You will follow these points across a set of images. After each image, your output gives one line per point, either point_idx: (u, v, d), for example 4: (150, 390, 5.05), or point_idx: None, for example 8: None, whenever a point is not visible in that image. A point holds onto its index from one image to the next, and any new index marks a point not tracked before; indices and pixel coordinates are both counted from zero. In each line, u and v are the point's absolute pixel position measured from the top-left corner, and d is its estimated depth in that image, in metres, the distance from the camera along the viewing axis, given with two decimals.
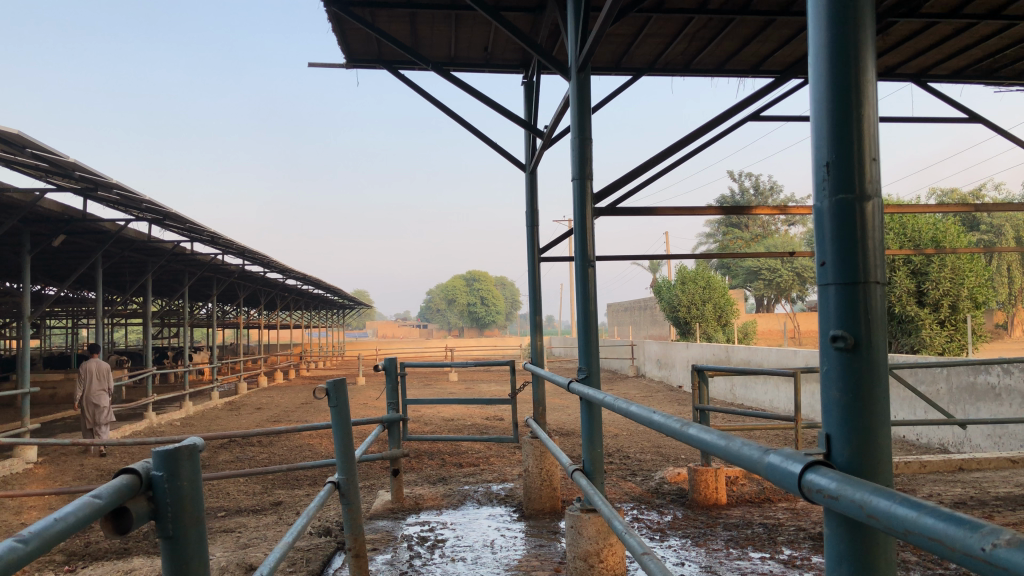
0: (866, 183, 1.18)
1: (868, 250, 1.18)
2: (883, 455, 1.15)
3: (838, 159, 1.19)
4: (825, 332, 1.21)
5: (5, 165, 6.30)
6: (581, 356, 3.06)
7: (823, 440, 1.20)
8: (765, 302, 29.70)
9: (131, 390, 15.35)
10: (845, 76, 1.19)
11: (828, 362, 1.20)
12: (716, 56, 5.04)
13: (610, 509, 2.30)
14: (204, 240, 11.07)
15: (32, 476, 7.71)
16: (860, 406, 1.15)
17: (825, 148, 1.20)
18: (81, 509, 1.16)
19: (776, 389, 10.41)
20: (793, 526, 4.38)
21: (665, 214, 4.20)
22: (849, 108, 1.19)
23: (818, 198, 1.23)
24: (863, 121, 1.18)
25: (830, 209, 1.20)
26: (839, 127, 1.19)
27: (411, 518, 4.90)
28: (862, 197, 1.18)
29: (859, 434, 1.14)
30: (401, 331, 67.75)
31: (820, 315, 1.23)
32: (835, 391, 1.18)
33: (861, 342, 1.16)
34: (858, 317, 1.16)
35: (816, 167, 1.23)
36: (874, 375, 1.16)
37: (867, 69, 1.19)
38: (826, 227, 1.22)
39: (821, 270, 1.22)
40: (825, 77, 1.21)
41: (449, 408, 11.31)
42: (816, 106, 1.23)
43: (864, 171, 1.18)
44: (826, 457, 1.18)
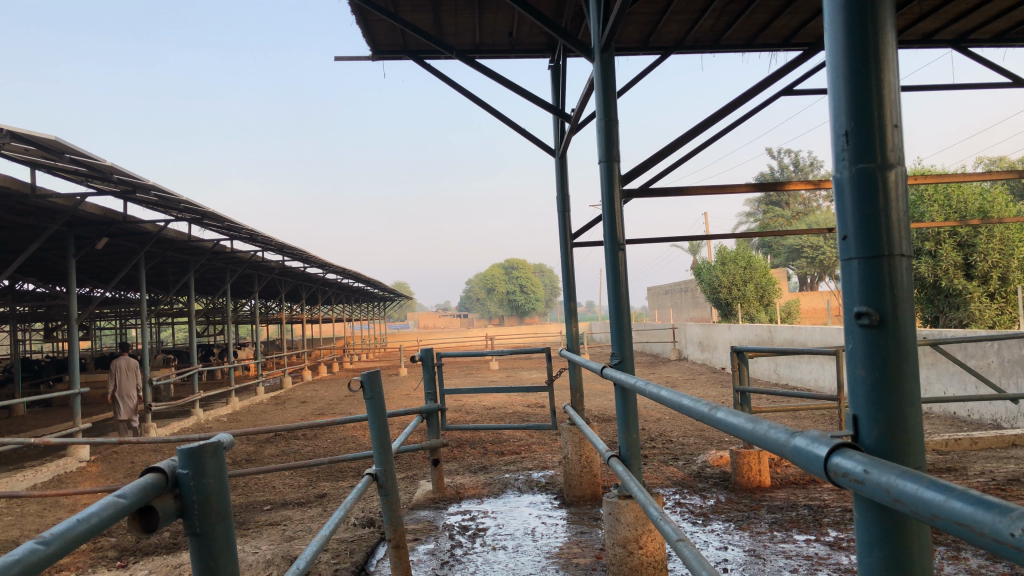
0: (887, 152, 1.13)
1: (892, 222, 1.13)
2: (913, 436, 1.10)
3: (857, 128, 1.14)
4: (850, 309, 1.16)
5: (46, 171, 6.44)
6: (613, 342, 3.02)
7: (850, 422, 1.15)
8: (808, 280, 29.25)
9: (179, 388, 15.65)
10: (862, 45, 1.13)
11: (853, 340, 1.16)
12: (746, 31, 4.94)
13: (646, 495, 2.26)
14: (244, 237, 11.23)
15: (85, 474, 7.91)
16: (888, 385, 1.11)
17: (843, 117, 1.15)
18: (103, 510, 1.16)
19: (822, 368, 10.24)
20: (838, 508, 4.30)
21: (698, 194, 4.12)
22: (868, 74, 1.13)
23: (838, 169, 1.18)
24: (881, 88, 1.12)
25: (850, 180, 1.15)
26: (858, 97, 1.14)
27: (453, 508, 4.91)
28: (884, 165, 1.13)
29: (887, 413, 1.09)
30: (442, 321, 68.17)
31: (844, 292, 1.19)
32: (861, 368, 1.14)
33: (886, 318, 1.11)
34: (882, 292, 1.12)
35: (834, 138, 1.18)
36: (901, 352, 1.11)
37: (887, 32, 1.13)
38: (847, 199, 1.16)
39: (843, 245, 1.17)
40: (841, 41, 1.15)
41: (490, 396, 11.34)
42: (833, 75, 1.18)
43: (884, 140, 1.13)
44: (854, 440, 1.13)
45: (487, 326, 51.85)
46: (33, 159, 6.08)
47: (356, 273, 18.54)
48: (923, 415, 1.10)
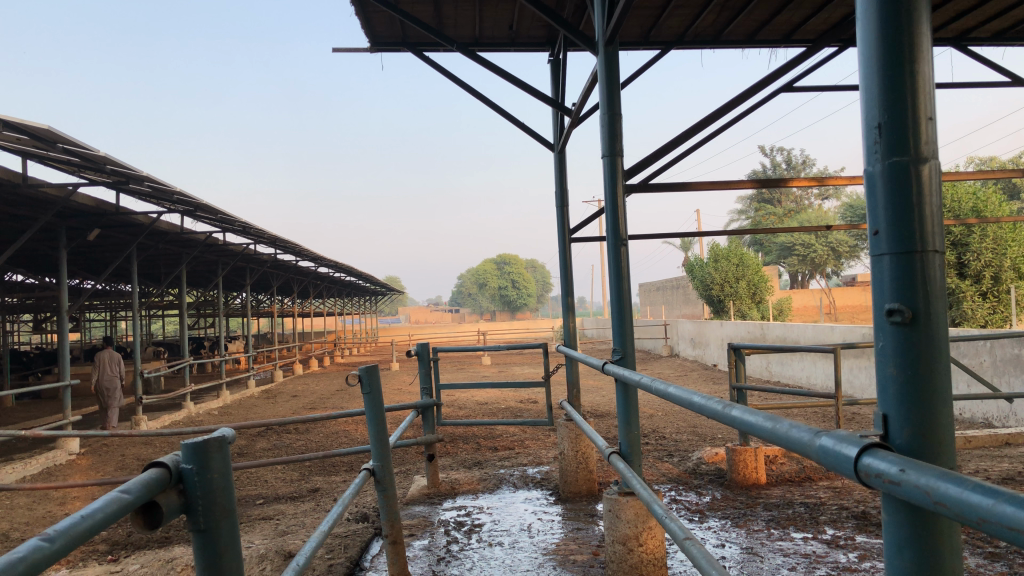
0: (921, 145, 1.11)
1: (925, 216, 1.11)
2: (944, 437, 1.08)
3: (890, 120, 1.12)
4: (880, 306, 1.15)
5: (38, 160, 6.37)
6: (615, 337, 3.00)
7: (879, 421, 1.14)
8: (799, 278, 29.34)
9: (169, 380, 15.58)
10: (897, 33, 1.11)
11: (884, 339, 1.14)
12: (747, 27, 4.92)
13: (650, 493, 2.24)
14: (237, 230, 11.16)
15: (75, 467, 7.86)
16: (920, 384, 1.09)
17: (876, 107, 1.14)
18: (108, 506, 1.13)
19: (814, 365, 10.26)
20: (835, 506, 4.29)
21: (700, 189, 4.11)
22: (901, 66, 1.11)
23: (869, 162, 1.16)
24: (915, 78, 1.10)
25: (883, 173, 1.13)
26: (891, 89, 1.12)
27: (448, 503, 4.89)
28: (917, 158, 1.11)
29: (920, 411, 1.08)
30: (434, 316, 68.07)
31: (875, 288, 1.17)
32: (892, 367, 1.12)
33: (918, 315, 1.09)
34: (914, 289, 1.10)
35: (866, 129, 1.16)
36: (934, 351, 1.09)
37: (921, 22, 1.11)
38: (878, 193, 1.14)
39: (874, 240, 1.16)
40: (873, 32, 1.13)
41: (482, 390, 11.32)
42: (865, 66, 1.16)
43: (918, 132, 1.11)
44: (884, 439, 1.12)
45: (478, 320, 51.84)
46: (25, 149, 6.02)
47: (348, 266, 18.47)
48: (953, 414, 1.09)
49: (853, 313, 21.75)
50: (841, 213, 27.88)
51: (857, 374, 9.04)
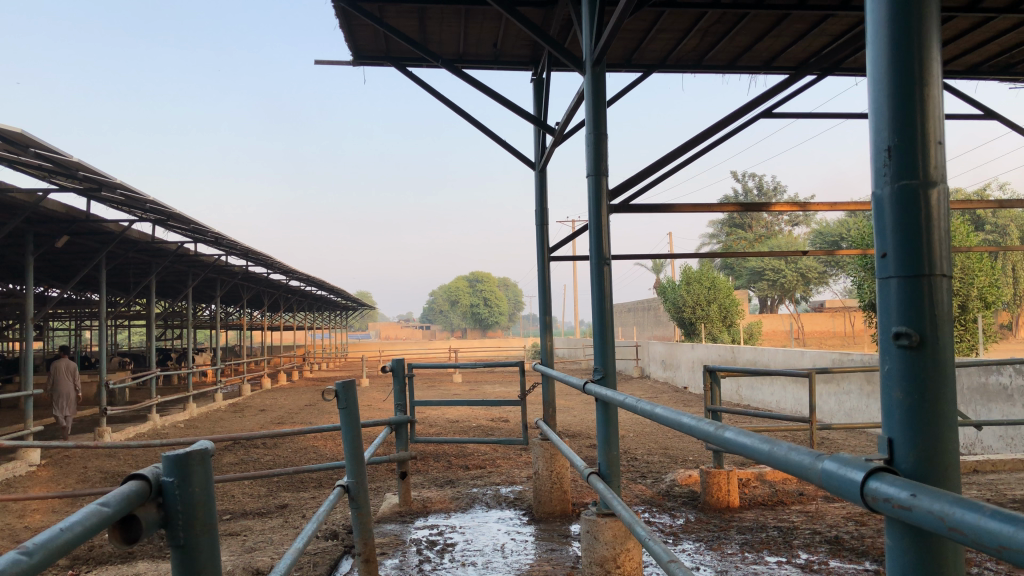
0: (930, 170, 1.21)
1: (933, 240, 1.21)
2: (949, 456, 1.18)
3: (899, 146, 1.22)
4: (888, 329, 1.24)
5: (8, 165, 6.25)
6: (596, 357, 3.00)
7: (884, 444, 1.23)
8: (768, 302, 29.62)
9: (134, 392, 15.31)
10: (907, 66, 1.22)
11: (891, 360, 1.24)
12: (728, 53, 4.98)
13: (632, 514, 2.22)
14: (209, 240, 11.03)
15: (35, 478, 7.67)
16: (925, 405, 1.19)
17: (886, 134, 1.24)
18: (88, 518, 1.09)
19: (784, 390, 10.33)
20: (808, 530, 4.31)
21: (682, 211, 4.14)
22: (912, 98, 1.22)
23: (878, 186, 1.26)
24: (925, 109, 1.21)
25: (892, 197, 1.23)
26: (902, 119, 1.22)
27: (420, 522, 4.83)
28: (926, 183, 1.21)
29: (925, 435, 1.17)
30: (404, 333, 67.73)
31: (882, 309, 1.27)
32: (898, 391, 1.22)
33: (925, 340, 1.20)
34: (922, 314, 1.20)
35: (875, 154, 1.26)
36: (938, 371, 1.19)
37: (931, 56, 1.21)
38: (886, 216, 1.25)
39: (881, 262, 1.26)
40: (886, 66, 1.24)
41: (454, 409, 11.25)
42: (876, 98, 1.26)
43: (928, 159, 1.21)
44: (890, 462, 1.21)
45: (449, 337, 51.63)
46: None
47: (320, 280, 18.29)
48: (957, 435, 1.18)
49: (822, 339, 21.97)
50: (811, 239, 28.22)
51: (828, 399, 9.11)
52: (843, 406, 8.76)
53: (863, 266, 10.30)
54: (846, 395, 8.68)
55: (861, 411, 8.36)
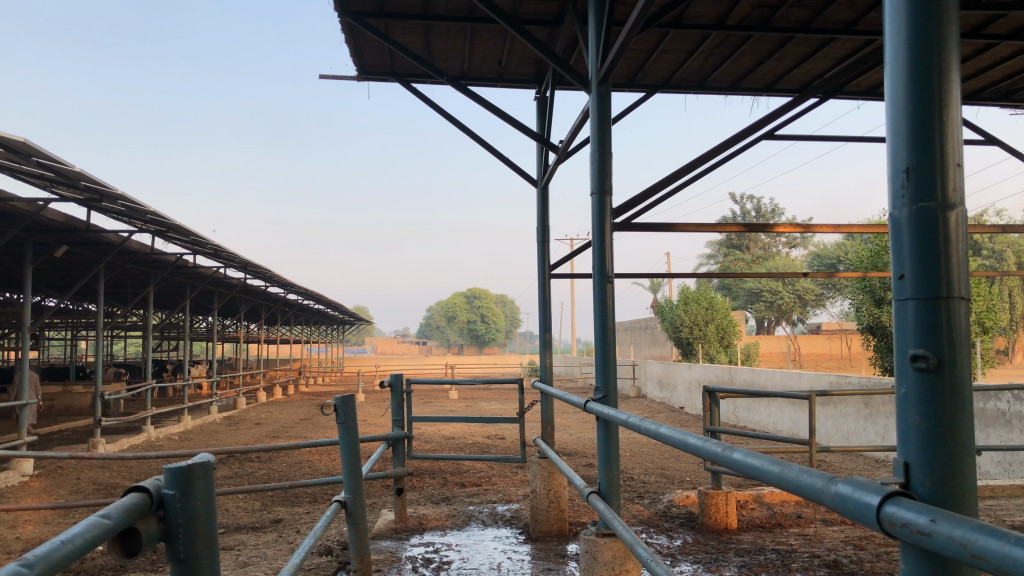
0: (948, 191, 1.21)
1: (949, 264, 1.21)
2: (965, 483, 1.17)
3: (918, 165, 1.23)
4: (905, 352, 1.25)
5: (9, 173, 6.24)
6: (598, 375, 2.98)
7: (900, 469, 1.23)
8: (765, 324, 29.63)
9: (129, 403, 15.24)
10: (926, 84, 1.23)
11: (907, 384, 1.24)
12: (731, 74, 5.00)
13: (632, 533, 2.20)
14: (208, 253, 11.01)
15: (28, 489, 7.62)
16: (941, 431, 1.19)
17: (904, 154, 1.24)
18: (88, 530, 1.08)
19: (781, 412, 10.32)
20: (806, 554, 4.27)
21: (685, 230, 4.15)
22: (929, 121, 1.22)
23: (896, 208, 1.27)
24: (944, 131, 1.22)
25: (909, 219, 1.23)
26: (919, 139, 1.23)
27: (415, 539, 4.79)
28: (944, 205, 1.21)
29: (941, 462, 1.17)
30: (400, 349, 67.61)
31: (899, 333, 1.27)
32: (915, 415, 1.22)
33: (942, 363, 1.20)
34: (939, 337, 1.20)
35: (893, 174, 1.27)
36: (954, 394, 1.19)
37: (952, 78, 1.22)
38: (903, 238, 1.25)
39: (899, 284, 1.26)
40: (905, 90, 1.25)
41: (450, 426, 11.19)
42: (893, 122, 1.28)
43: (946, 182, 1.22)
44: (905, 486, 1.20)
45: (445, 354, 51.61)
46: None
47: (317, 294, 18.29)
48: (974, 462, 1.18)
49: (819, 361, 21.96)
50: (808, 261, 28.29)
51: (825, 422, 9.08)
52: (841, 429, 8.73)
53: (860, 288, 10.31)
54: (843, 418, 8.66)
55: (858, 434, 8.33)
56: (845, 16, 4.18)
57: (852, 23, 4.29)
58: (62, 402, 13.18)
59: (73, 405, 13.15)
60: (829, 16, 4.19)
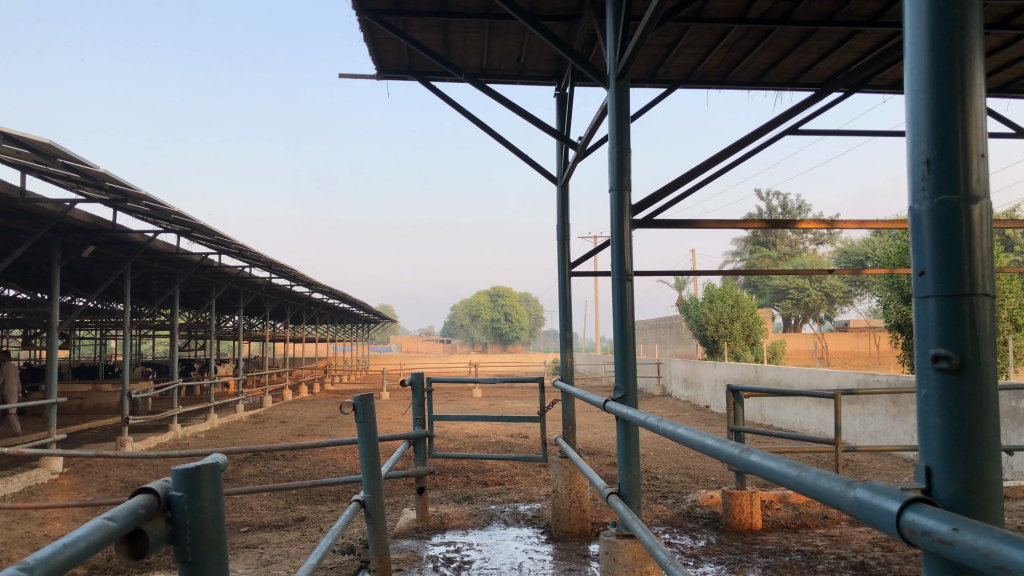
0: (972, 183, 1.17)
1: (975, 259, 1.16)
2: (988, 487, 1.13)
3: (939, 157, 1.19)
4: (925, 352, 1.21)
5: (36, 174, 6.33)
6: (617, 375, 2.95)
7: (922, 473, 1.19)
8: (792, 321, 29.30)
9: (157, 402, 15.41)
10: (948, 72, 1.19)
11: (928, 385, 1.20)
12: (753, 69, 4.94)
13: (651, 536, 2.16)
14: (232, 252, 11.10)
15: (57, 486, 7.71)
16: (963, 434, 1.15)
17: (925, 144, 1.20)
18: (91, 533, 1.07)
19: (808, 410, 10.20)
20: (832, 555, 4.20)
21: (706, 226, 4.08)
22: (953, 111, 1.18)
23: (916, 201, 1.22)
24: (967, 122, 1.17)
25: (930, 211, 1.19)
26: (942, 128, 1.18)
27: (437, 538, 4.78)
28: (967, 198, 1.17)
29: (964, 466, 1.13)
30: (425, 347, 67.79)
31: (921, 330, 1.23)
32: (936, 417, 1.18)
33: (965, 363, 1.15)
34: (961, 336, 1.16)
35: (913, 166, 1.23)
36: (979, 396, 1.15)
37: (975, 68, 1.18)
38: (923, 233, 1.21)
39: (919, 281, 1.22)
40: (927, 79, 1.21)
41: (473, 425, 11.19)
42: (913, 113, 1.23)
43: (969, 173, 1.17)
44: (926, 492, 1.17)
45: (469, 354, 51.71)
46: (24, 162, 5.99)
47: (342, 293, 18.36)
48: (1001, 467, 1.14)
49: (846, 359, 21.66)
50: (835, 258, 27.99)
51: (852, 420, 8.96)
52: (868, 428, 8.61)
53: (888, 286, 10.17)
54: (871, 417, 8.54)
55: (887, 433, 8.20)
56: (870, 8, 4.10)
57: (877, 16, 4.20)
58: (91, 400, 13.35)
59: (102, 404, 13.31)
60: (853, 9, 4.12)
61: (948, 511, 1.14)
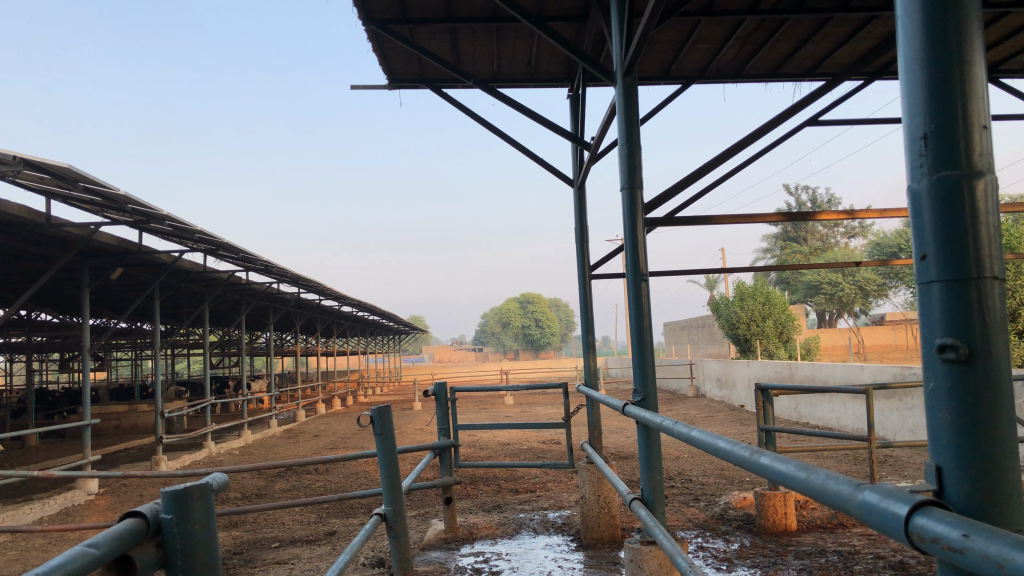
0: (974, 157, 1.11)
1: (979, 240, 1.10)
2: (1006, 487, 1.06)
3: (937, 130, 1.13)
4: (931, 342, 1.14)
5: (61, 199, 6.40)
6: (636, 378, 2.89)
7: (933, 475, 1.12)
8: (827, 316, 28.86)
9: (191, 420, 15.58)
10: (944, 42, 1.13)
11: (936, 377, 1.13)
12: (770, 60, 4.84)
13: (672, 543, 2.08)
14: (258, 269, 11.15)
15: (93, 507, 7.78)
16: (976, 430, 1.08)
17: (922, 118, 1.14)
18: (73, 561, 1.03)
19: (844, 407, 10.01)
20: (870, 555, 4.09)
21: (723, 222, 3.98)
22: (951, 82, 1.12)
23: (916, 179, 1.16)
24: (966, 90, 1.11)
25: (930, 189, 1.13)
26: (939, 100, 1.12)
27: (466, 549, 4.73)
28: (969, 173, 1.11)
29: (980, 466, 1.06)
30: (457, 356, 67.93)
31: (925, 319, 1.16)
32: (947, 413, 1.11)
33: (975, 353, 1.08)
34: (970, 326, 1.09)
35: (910, 142, 1.17)
36: (990, 387, 1.08)
37: (971, 37, 1.12)
38: (924, 212, 1.15)
39: (922, 266, 1.15)
40: (920, 50, 1.15)
41: (505, 433, 11.14)
42: (910, 91, 1.17)
43: (971, 147, 1.11)
44: (939, 495, 1.10)
45: (501, 361, 51.68)
46: (47, 187, 6.06)
47: (371, 305, 18.44)
48: (1017, 462, 1.07)
49: (884, 352, 21.24)
50: (868, 250, 27.52)
51: (890, 415, 8.77)
52: (907, 423, 8.42)
53: None
54: (909, 411, 8.35)
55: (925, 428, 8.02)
56: None
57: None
58: (128, 421, 13.51)
59: (138, 424, 13.46)
60: None
61: (963, 514, 1.07)
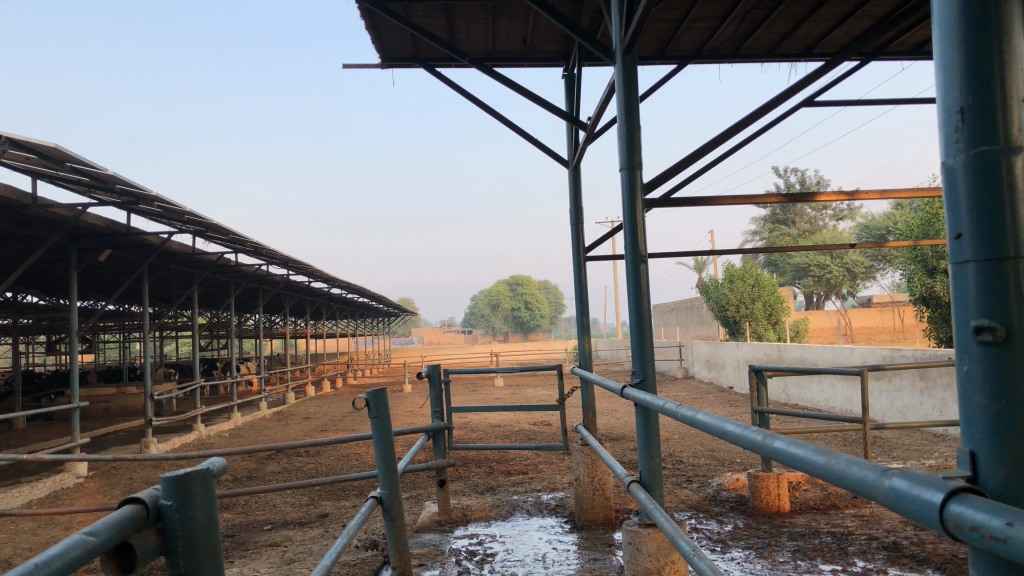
0: (1012, 132, 1.09)
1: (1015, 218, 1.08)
2: None
3: (974, 104, 1.11)
4: (966, 323, 1.12)
5: (48, 179, 6.31)
6: (635, 359, 2.87)
7: (966, 459, 1.11)
8: (815, 298, 28.96)
9: (180, 402, 15.51)
10: (980, 15, 1.10)
11: (970, 359, 1.11)
12: (766, 40, 4.80)
13: (674, 526, 2.06)
14: (247, 250, 11.07)
15: (82, 490, 7.73)
16: (1011, 413, 1.06)
17: (959, 92, 1.12)
18: (70, 550, 1.00)
19: (833, 388, 10.06)
20: (864, 535, 4.10)
21: (720, 204, 3.96)
22: (988, 55, 1.10)
23: (950, 154, 1.14)
24: (1004, 63, 1.09)
25: (965, 164, 1.11)
26: (975, 74, 1.10)
27: (459, 531, 4.72)
28: (1006, 149, 1.09)
29: (1015, 448, 1.04)
30: (446, 339, 67.97)
31: (958, 299, 1.14)
32: (981, 397, 1.09)
33: (1011, 334, 1.06)
34: (1006, 305, 1.07)
35: (946, 117, 1.15)
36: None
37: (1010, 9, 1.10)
38: (959, 188, 1.13)
39: (956, 245, 1.13)
40: (956, 23, 1.13)
41: (496, 415, 11.14)
42: (944, 64, 1.15)
43: (1009, 121, 1.09)
44: (972, 479, 1.08)
45: (491, 344, 51.72)
46: (34, 167, 5.97)
47: (360, 287, 18.36)
48: None
49: (871, 334, 21.38)
50: (856, 233, 27.60)
51: (878, 397, 8.82)
52: (896, 404, 8.46)
53: (911, 258, 9.92)
54: (898, 393, 8.39)
55: (915, 409, 8.07)
56: None
57: None
58: (116, 403, 13.45)
59: (127, 406, 13.39)
60: None
61: (996, 499, 1.05)
